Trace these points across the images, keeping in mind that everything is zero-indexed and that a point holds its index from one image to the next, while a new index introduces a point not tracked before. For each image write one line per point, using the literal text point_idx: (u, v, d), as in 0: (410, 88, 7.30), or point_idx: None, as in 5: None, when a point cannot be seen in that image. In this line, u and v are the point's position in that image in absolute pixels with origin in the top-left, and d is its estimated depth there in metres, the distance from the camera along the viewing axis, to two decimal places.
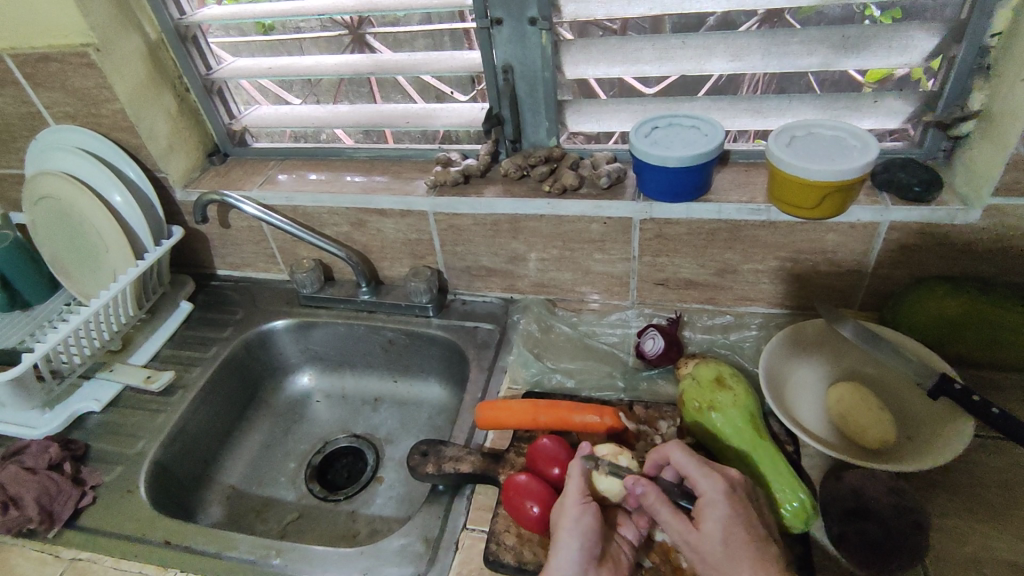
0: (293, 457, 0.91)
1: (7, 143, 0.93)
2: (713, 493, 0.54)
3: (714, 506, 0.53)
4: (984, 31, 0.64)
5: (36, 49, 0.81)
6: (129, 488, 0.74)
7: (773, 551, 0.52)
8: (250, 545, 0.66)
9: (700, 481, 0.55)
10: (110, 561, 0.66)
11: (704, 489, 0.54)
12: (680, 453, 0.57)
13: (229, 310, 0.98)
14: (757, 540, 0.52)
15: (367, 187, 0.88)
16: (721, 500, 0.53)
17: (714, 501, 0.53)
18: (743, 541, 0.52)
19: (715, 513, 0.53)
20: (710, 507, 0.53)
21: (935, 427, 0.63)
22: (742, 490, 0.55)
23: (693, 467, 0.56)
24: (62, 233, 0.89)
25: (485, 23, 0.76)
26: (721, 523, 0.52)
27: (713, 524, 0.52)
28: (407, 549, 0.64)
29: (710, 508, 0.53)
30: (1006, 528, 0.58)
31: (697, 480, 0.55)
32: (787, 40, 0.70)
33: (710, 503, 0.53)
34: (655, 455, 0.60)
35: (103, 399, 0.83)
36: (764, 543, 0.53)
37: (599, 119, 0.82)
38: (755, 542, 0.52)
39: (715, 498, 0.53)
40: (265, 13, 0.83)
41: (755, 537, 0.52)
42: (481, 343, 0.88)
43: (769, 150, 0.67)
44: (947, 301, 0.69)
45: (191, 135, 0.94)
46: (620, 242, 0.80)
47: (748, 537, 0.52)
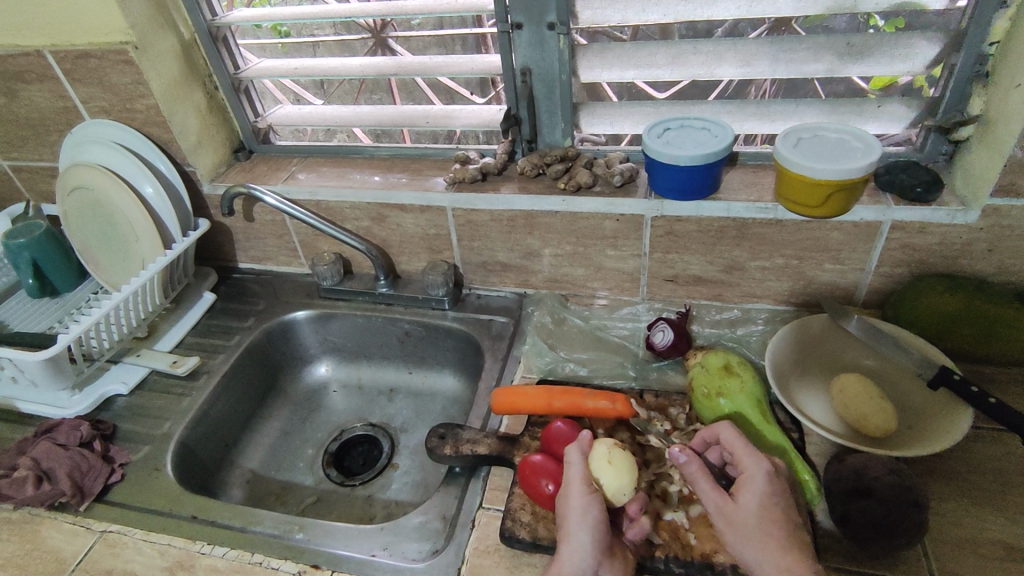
0: (311, 443, 0.94)
1: (41, 136, 0.97)
2: (753, 469, 0.56)
3: (751, 481, 0.55)
4: (982, 39, 0.67)
5: (78, 46, 0.85)
6: (157, 466, 0.77)
7: (802, 533, 0.54)
8: (275, 521, 0.69)
9: (743, 457, 0.57)
10: (139, 533, 0.69)
11: (748, 464, 0.57)
12: (729, 431, 0.59)
13: (251, 301, 1.01)
14: (791, 520, 0.54)
15: (388, 183, 0.91)
16: (761, 476, 0.55)
17: (752, 478, 0.56)
18: (775, 518, 0.54)
19: (752, 486, 0.55)
20: (750, 481, 0.56)
21: (934, 417, 0.66)
22: (781, 474, 0.57)
23: (739, 443, 0.58)
24: (93, 222, 0.93)
25: (505, 27, 0.80)
26: (757, 496, 0.55)
27: (750, 498, 0.55)
28: (426, 526, 0.66)
29: (750, 482, 0.55)
30: (1002, 513, 0.61)
31: (740, 455, 0.57)
32: (795, 47, 0.73)
33: (750, 478, 0.56)
34: (705, 433, 0.62)
35: (130, 382, 0.86)
36: (797, 524, 0.54)
37: (612, 121, 0.86)
38: (786, 521, 0.54)
39: (754, 474, 0.56)
40: (292, 16, 0.87)
41: (790, 513, 0.55)
42: (495, 335, 0.90)
43: (776, 150, 0.71)
44: (948, 297, 0.72)
45: (218, 132, 0.98)
46: (632, 238, 0.83)
47: (780, 512, 0.54)
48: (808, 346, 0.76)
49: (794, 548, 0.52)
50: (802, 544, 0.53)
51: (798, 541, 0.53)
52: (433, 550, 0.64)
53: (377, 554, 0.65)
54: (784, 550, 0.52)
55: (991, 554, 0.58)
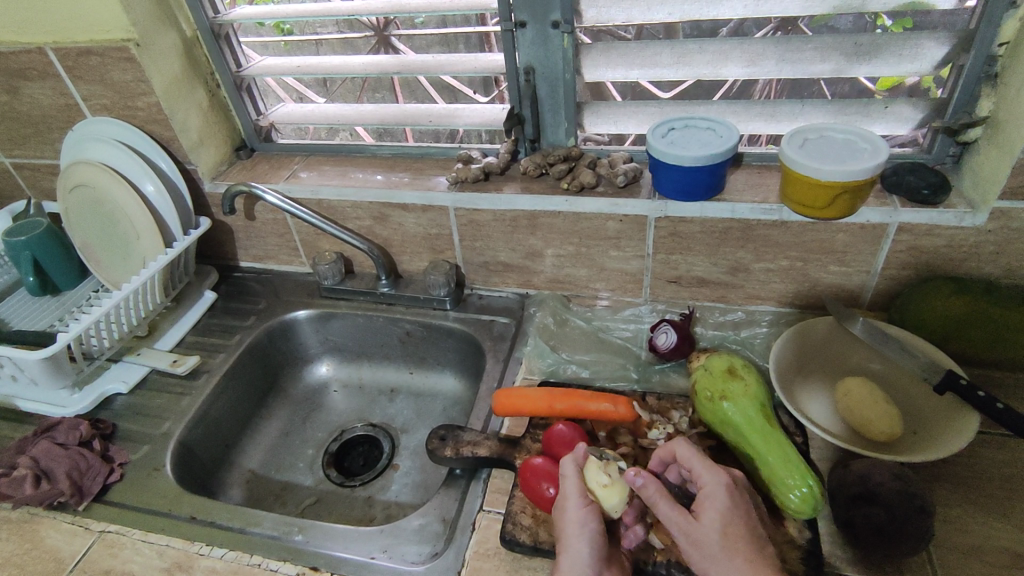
0: (311, 444, 0.94)
1: (42, 133, 0.97)
2: (714, 486, 0.56)
3: (713, 498, 0.55)
4: (991, 40, 0.66)
5: (79, 43, 0.84)
6: (156, 467, 0.76)
7: (767, 551, 0.54)
8: (274, 522, 0.68)
9: (703, 475, 0.57)
10: (138, 534, 0.69)
11: (705, 482, 0.56)
12: (685, 447, 0.59)
13: (252, 300, 1.00)
14: (752, 537, 0.54)
15: (391, 182, 0.90)
16: (721, 493, 0.55)
17: (713, 495, 0.55)
18: (738, 534, 0.53)
19: (713, 504, 0.55)
20: (710, 499, 0.55)
21: (939, 423, 0.65)
22: (739, 490, 0.57)
23: (697, 460, 0.58)
24: (94, 220, 0.92)
25: (509, 25, 0.79)
26: (718, 513, 0.54)
27: (712, 516, 0.54)
28: (426, 529, 0.66)
29: (711, 499, 0.55)
30: (1008, 519, 0.60)
31: (699, 473, 0.57)
32: (801, 47, 0.72)
33: (710, 496, 0.55)
34: (662, 451, 0.61)
35: (130, 381, 0.86)
36: (758, 542, 0.54)
37: (617, 120, 0.85)
38: (749, 537, 0.54)
39: (714, 492, 0.55)
40: (294, 13, 0.86)
41: (749, 530, 0.54)
42: (497, 335, 0.90)
43: (782, 150, 0.70)
44: (955, 301, 0.71)
45: (220, 130, 0.98)
46: (636, 239, 0.83)
47: (743, 529, 0.54)
48: (812, 348, 0.76)
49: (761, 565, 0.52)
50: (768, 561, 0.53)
51: (763, 559, 0.53)
52: (433, 553, 0.64)
53: (377, 557, 0.64)
54: (751, 566, 0.52)
55: (997, 562, 0.57)
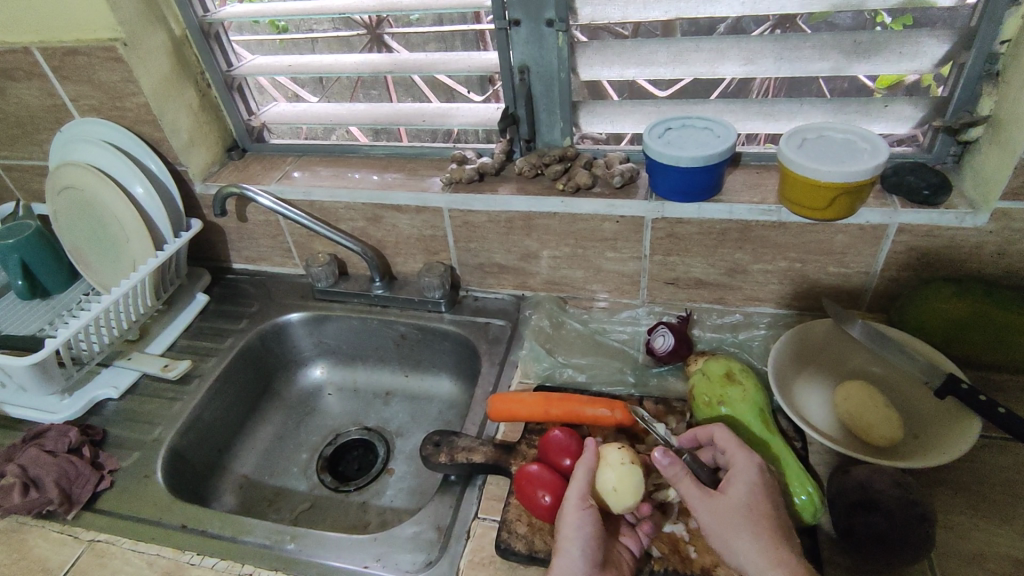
0: (306, 448, 0.93)
1: (30, 134, 0.95)
2: (745, 464, 0.57)
3: (742, 474, 0.56)
4: (993, 38, 0.65)
5: (65, 43, 0.83)
6: (146, 474, 0.75)
7: (791, 535, 0.54)
8: (266, 531, 0.67)
9: (736, 453, 0.58)
10: (127, 543, 0.68)
11: (737, 460, 0.57)
12: (725, 431, 0.59)
13: (244, 302, 0.99)
14: (778, 517, 0.54)
15: (384, 183, 0.89)
16: (752, 470, 0.56)
17: (744, 472, 0.56)
18: (765, 511, 0.54)
19: (742, 481, 0.55)
20: (740, 474, 0.56)
21: (941, 427, 0.64)
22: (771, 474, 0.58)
23: (734, 441, 0.59)
24: (82, 223, 0.91)
25: (503, 23, 0.78)
26: (747, 489, 0.55)
27: (740, 490, 0.55)
28: (420, 537, 0.65)
29: (741, 474, 0.56)
30: (1009, 525, 0.59)
31: (733, 452, 0.58)
32: (800, 45, 0.71)
33: (742, 472, 0.56)
34: (699, 431, 0.62)
35: (120, 386, 0.85)
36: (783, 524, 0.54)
37: (613, 120, 0.84)
38: (776, 517, 0.54)
39: (745, 468, 0.56)
40: (285, 11, 0.84)
41: (777, 512, 0.55)
42: (493, 338, 0.89)
43: (780, 151, 0.69)
44: (956, 303, 0.70)
45: (211, 130, 0.96)
46: (632, 241, 0.81)
47: (772, 508, 0.55)
48: (812, 351, 0.75)
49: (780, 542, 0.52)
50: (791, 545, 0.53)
51: (786, 538, 0.53)
52: (427, 561, 0.63)
53: (370, 566, 0.63)
54: (773, 542, 0.52)
55: (998, 569, 0.56)
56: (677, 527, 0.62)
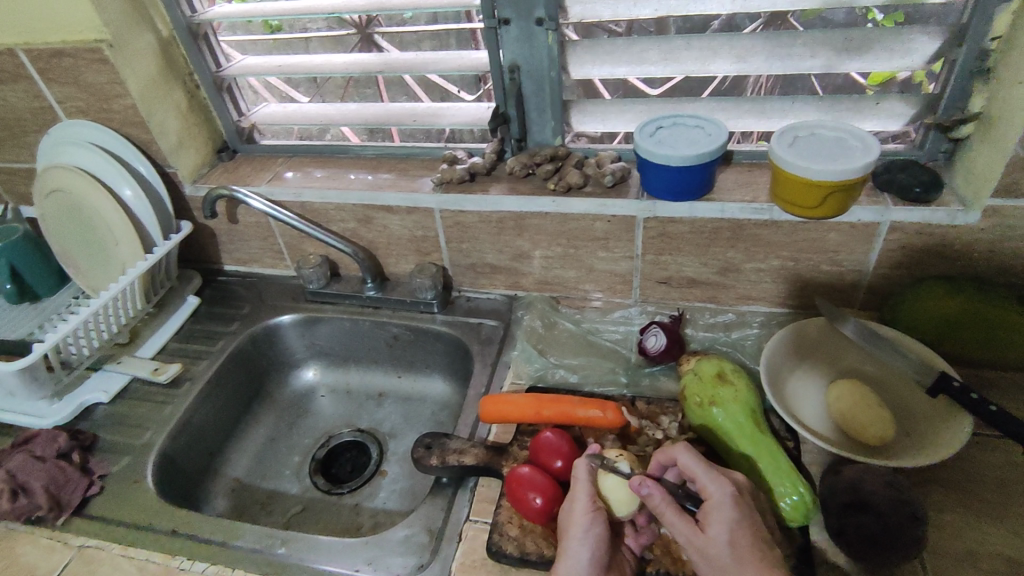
0: (298, 450, 0.92)
1: (18, 137, 0.95)
2: (720, 496, 0.54)
3: (720, 509, 0.54)
4: (984, 34, 0.65)
5: (51, 45, 0.82)
6: (136, 478, 0.75)
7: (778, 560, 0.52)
8: (256, 535, 0.67)
9: (708, 484, 0.55)
10: (117, 549, 0.67)
11: (712, 492, 0.55)
12: (688, 454, 0.57)
13: (236, 304, 0.99)
14: (763, 547, 0.53)
15: (375, 184, 0.89)
16: (727, 502, 0.54)
17: (721, 504, 0.54)
18: (749, 545, 0.52)
19: (721, 516, 0.53)
20: (716, 511, 0.54)
21: (933, 427, 0.64)
22: (746, 497, 0.56)
23: (701, 469, 0.56)
24: (71, 226, 0.90)
25: (493, 22, 0.77)
26: (727, 526, 0.53)
27: (719, 527, 0.53)
28: (411, 540, 0.65)
29: (716, 510, 0.54)
30: (1002, 523, 0.59)
31: (704, 482, 0.56)
32: (791, 43, 0.71)
33: (717, 507, 0.54)
34: (660, 454, 0.60)
35: (110, 391, 0.84)
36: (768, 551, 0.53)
37: (604, 119, 0.83)
38: (761, 548, 0.52)
39: (721, 502, 0.54)
40: (274, 11, 0.84)
41: (760, 542, 0.53)
42: (485, 339, 0.89)
43: (772, 149, 0.68)
44: (948, 301, 0.70)
45: (200, 131, 0.96)
46: (624, 240, 0.81)
47: (754, 539, 0.53)
48: (806, 349, 0.74)
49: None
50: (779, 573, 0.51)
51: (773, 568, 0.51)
52: (418, 565, 0.63)
53: (361, 570, 0.63)
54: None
55: (990, 568, 0.56)
56: None
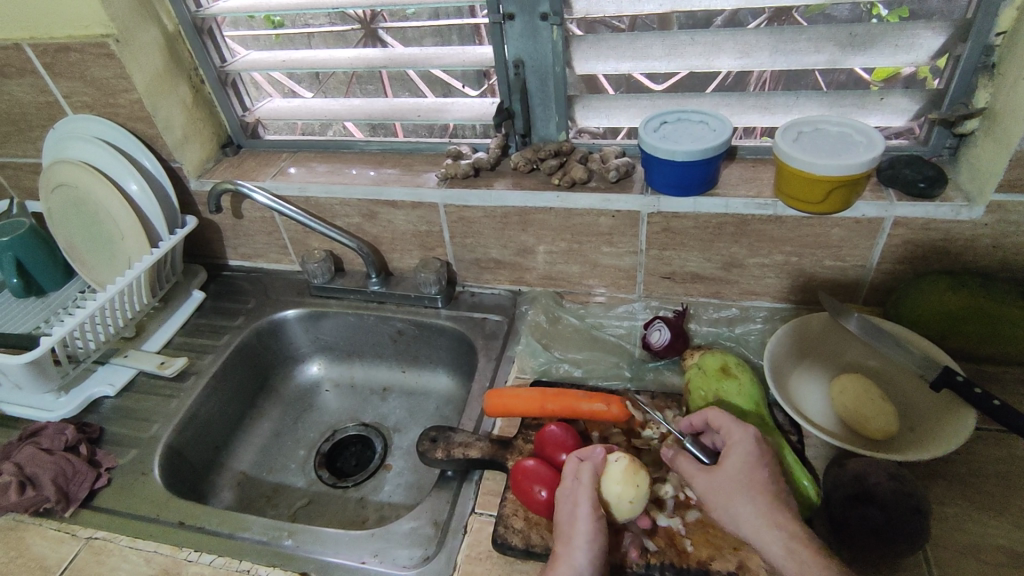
0: (303, 444, 0.93)
1: (23, 131, 0.95)
2: (740, 437, 0.58)
3: (735, 448, 0.58)
4: (989, 30, 0.65)
5: (56, 39, 0.82)
6: (143, 470, 0.75)
7: (789, 498, 0.56)
8: (263, 527, 0.68)
9: (730, 429, 0.59)
10: (126, 540, 0.68)
11: (734, 436, 0.59)
12: (718, 409, 0.61)
13: (241, 299, 0.99)
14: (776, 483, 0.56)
15: (379, 179, 0.89)
16: (747, 442, 0.58)
17: (739, 444, 0.58)
18: (760, 477, 0.56)
19: (737, 452, 0.57)
20: (734, 448, 0.58)
21: (937, 420, 0.64)
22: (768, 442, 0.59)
23: (727, 417, 0.60)
24: (77, 220, 0.91)
25: (497, 18, 0.78)
26: (739, 461, 0.57)
27: (733, 462, 0.57)
28: (417, 532, 0.65)
29: (734, 448, 0.58)
30: (1005, 517, 0.60)
31: (728, 430, 0.59)
32: (796, 38, 0.71)
33: (734, 446, 0.58)
34: (694, 416, 0.63)
35: (117, 384, 0.84)
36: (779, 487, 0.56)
37: (608, 114, 0.83)
38: (775, 484, 0.56)
39: (740, 441, 0.58)
40: (277, 6, 0.84)
41: (775, 479, 0.56)
42: (489, 333, 0.89)
43: (776, 145, 0.69)
44: (951, 296, 0.70)
45: (205, 126, 0.96)
46: (628, 235, 0.81)
47: (769, 473, 0.56)
48: (809, 343, 0.75)
49: (776, 508, 0.54)
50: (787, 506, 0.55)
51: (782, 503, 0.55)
52: (424, 557, 0.63)
53: (368, 561, 0.63)
54: (768, 507, 0.54)
55: (993, 561, 0.57)
56: (675, 521, 0.62)
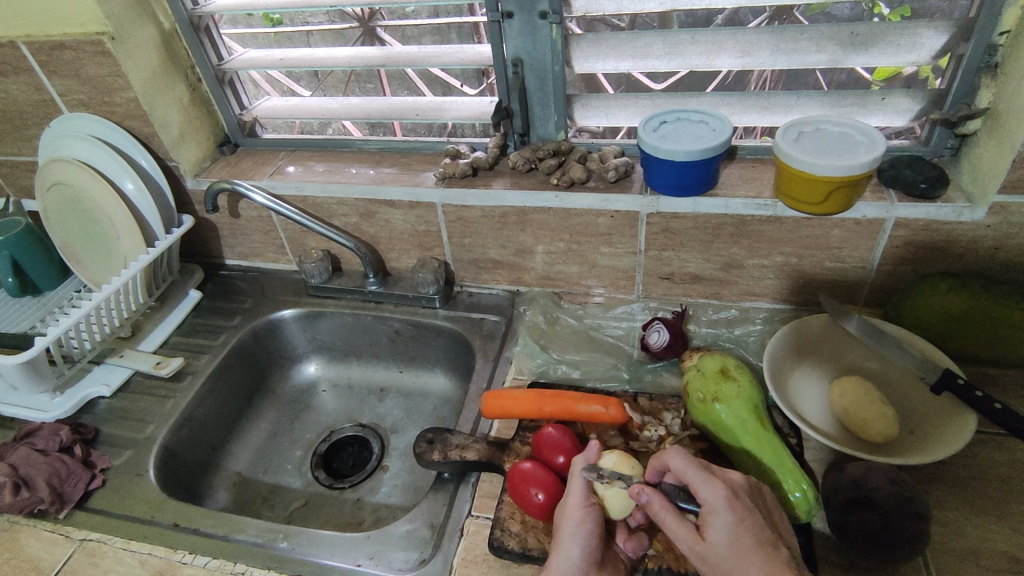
0: (300, 445, 0.92)
1: (19, 129, 0.94)
2: (714, 501, 0.53)
3: (715, 514, 0.52)
4: (992, 29, 0.65)
5: (52, 37, 0.82)
6: (138, 471, 0.75)
7: (783, 553, 0.51)
8: (258, 529, 0.67)
9: (699, 488, 0.54)
10: (120, 542, 0.67)
11: (704, 495, 0.53)
12: (680, 459, 0.55)
13: (238, 299, 0.99)
14: (767, 544, 0.51)
15: (377, 178, 0.88)
16: (722, 506, 0.52)
17: (714, 509, 0.52)
18: (750, 550, 0.51)
19: (716, 521, 0.52)
20: (712, 516, 0.52)
21: (937, 423, 0.64)
22: (744, 492, 0.54)
23: (691, 470, 0.55)
24: (72, 219, 0.90)
25: (496, 16, 0.77)
26: (725, 532, 0.52)
27: (718, 533, 0.52)
28: (413, 535, 0.65)
29: (712, 517, 0.52)
30: (1006, 522, 0.59)
31: (696, 485, 0.54)
32: (797, 37, 0.70)
33: (713, 513, 0.52)
34: (655, 462, 0.58)
35: (112, 384, 0.84)
36: (771, 548, 0.51)
37: (608, 113, 0.83)
38: (765, 547, 0.51)
39: (716, 506, 0.52)
40: (274, 4, 0.83)
41: (762, 539, 0.51)
42: (487, 334, 0.88)
43: (776, 145, 0.68)
44: (953, 298, 0.69)
45: (202, 125, 0.95)
46: (627, 235, 0.81)
47: (756, 539, 0.51)
48: (809, 345, 0.74)
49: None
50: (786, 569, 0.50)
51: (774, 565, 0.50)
52: (420, 560, 0.63)
53: (363, 564, 0.63)
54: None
55: (993, 566, 0.56)
56: None
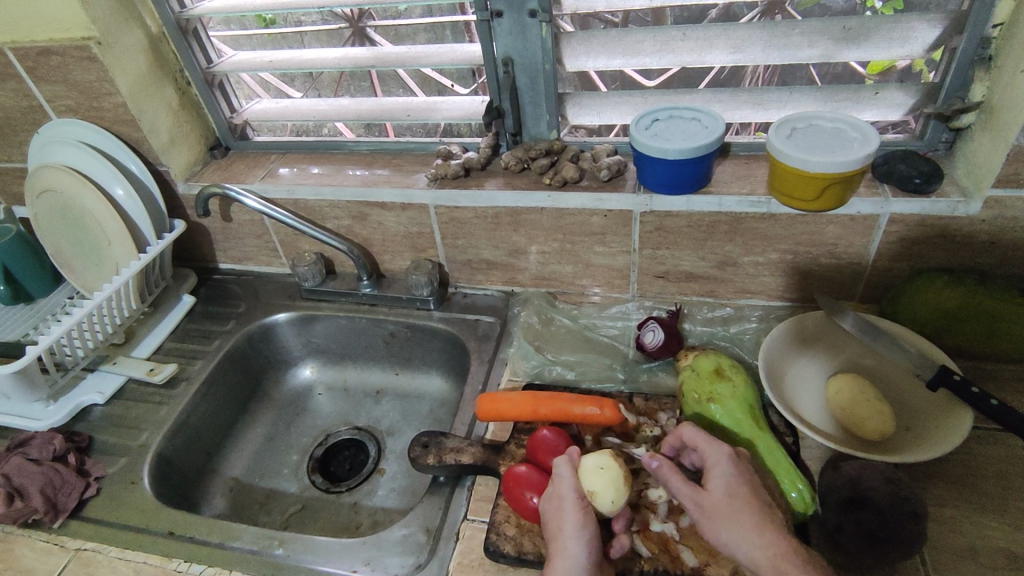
0: (296, 449, 0.92)
1: (8, 136, 0.94)
2: (719, 458, 0.56)
3: (718, 468, 0.56)
4: (985, 22, 0.64)
5: (37, 42, 0.81)
6: (131, 480, 0.74)
7: (778, 516, 0.53)
8: (253, 536, 0.67)
9: (707, 449, 0.57)
10: (114, 552, 0.67)
11: (711, 456, 0.57)
12: (691, 428, 0.59)
13: (231, 303, 0.98)
14: (763, 502, 0.54)
15: (369, 180, 0.88)
16: (725, 462, 0.56)
17: (721, 466, 0.56)
18: (748, 500, 0.53)
19: (719, 475, 0.55)
20: (715, 469, 0.56)
21: (934, 420, 0.63)
22: (745, 460, 0.58)
23: (700, 438, 0.58)
24: (63, 226, 0.89)
25: (485, 15, 0.76)
26: (727, 484, 0.54)
27: (719, 484, 0.55)
28: (409, 539, 0.64)
29: (716, 470, 0.56)
30: (1004, 518, 0.59)
31: (703, 450, 0.58)
32: (788, 32, 0.69)
33: (717, 466, 0.56)
34: (671, 437, 0.62)
35: (106, 391, 0.84)
36: (769, 509, 0.53)
37: (600, 111, 0.82)
38: (758, 500, 0.54)
39: (719, 461, 0.56)
40: (265, 6, 0.82)
41: (761, 497, 0.54)
42: (482, 335, 0.88)
43: (769, 142, 0.67)
44: (949, 293, 0.69)
45: (192, 129, 0.95)
46: (621, 235, 0.80)
47: (754, 495, 0.54)
48: (806, 343, 0.74)
49: (770, 525, 0.52)
50: (779, 525, 0.52)
51: (773, 519, 0.52)
52: (416, 565, 0.62)
53: (358, 570, 0.63)
54: (761, 528, 0.52)
55: (991, 563, 0.56)
56: (668, 526, 0.61)
